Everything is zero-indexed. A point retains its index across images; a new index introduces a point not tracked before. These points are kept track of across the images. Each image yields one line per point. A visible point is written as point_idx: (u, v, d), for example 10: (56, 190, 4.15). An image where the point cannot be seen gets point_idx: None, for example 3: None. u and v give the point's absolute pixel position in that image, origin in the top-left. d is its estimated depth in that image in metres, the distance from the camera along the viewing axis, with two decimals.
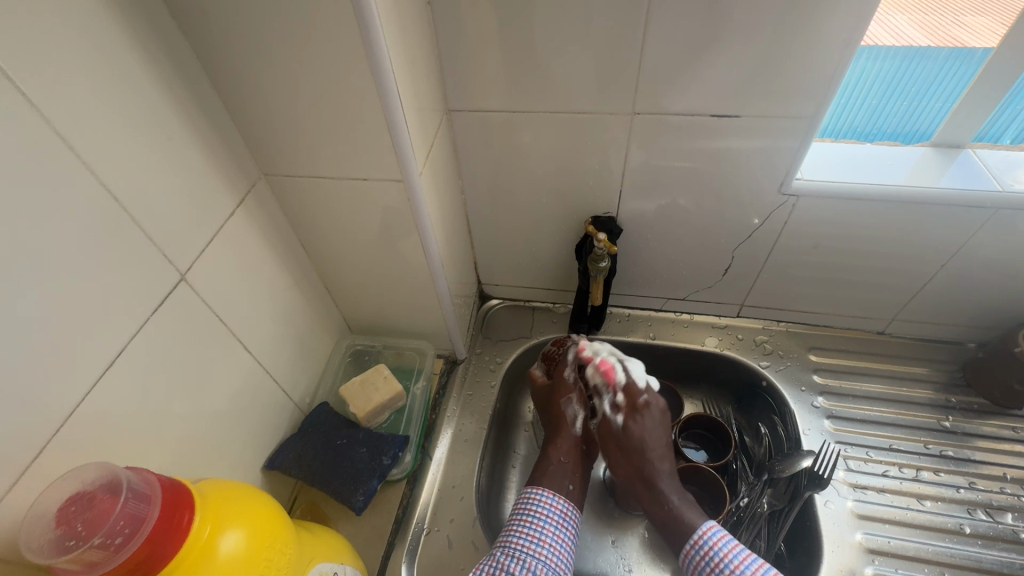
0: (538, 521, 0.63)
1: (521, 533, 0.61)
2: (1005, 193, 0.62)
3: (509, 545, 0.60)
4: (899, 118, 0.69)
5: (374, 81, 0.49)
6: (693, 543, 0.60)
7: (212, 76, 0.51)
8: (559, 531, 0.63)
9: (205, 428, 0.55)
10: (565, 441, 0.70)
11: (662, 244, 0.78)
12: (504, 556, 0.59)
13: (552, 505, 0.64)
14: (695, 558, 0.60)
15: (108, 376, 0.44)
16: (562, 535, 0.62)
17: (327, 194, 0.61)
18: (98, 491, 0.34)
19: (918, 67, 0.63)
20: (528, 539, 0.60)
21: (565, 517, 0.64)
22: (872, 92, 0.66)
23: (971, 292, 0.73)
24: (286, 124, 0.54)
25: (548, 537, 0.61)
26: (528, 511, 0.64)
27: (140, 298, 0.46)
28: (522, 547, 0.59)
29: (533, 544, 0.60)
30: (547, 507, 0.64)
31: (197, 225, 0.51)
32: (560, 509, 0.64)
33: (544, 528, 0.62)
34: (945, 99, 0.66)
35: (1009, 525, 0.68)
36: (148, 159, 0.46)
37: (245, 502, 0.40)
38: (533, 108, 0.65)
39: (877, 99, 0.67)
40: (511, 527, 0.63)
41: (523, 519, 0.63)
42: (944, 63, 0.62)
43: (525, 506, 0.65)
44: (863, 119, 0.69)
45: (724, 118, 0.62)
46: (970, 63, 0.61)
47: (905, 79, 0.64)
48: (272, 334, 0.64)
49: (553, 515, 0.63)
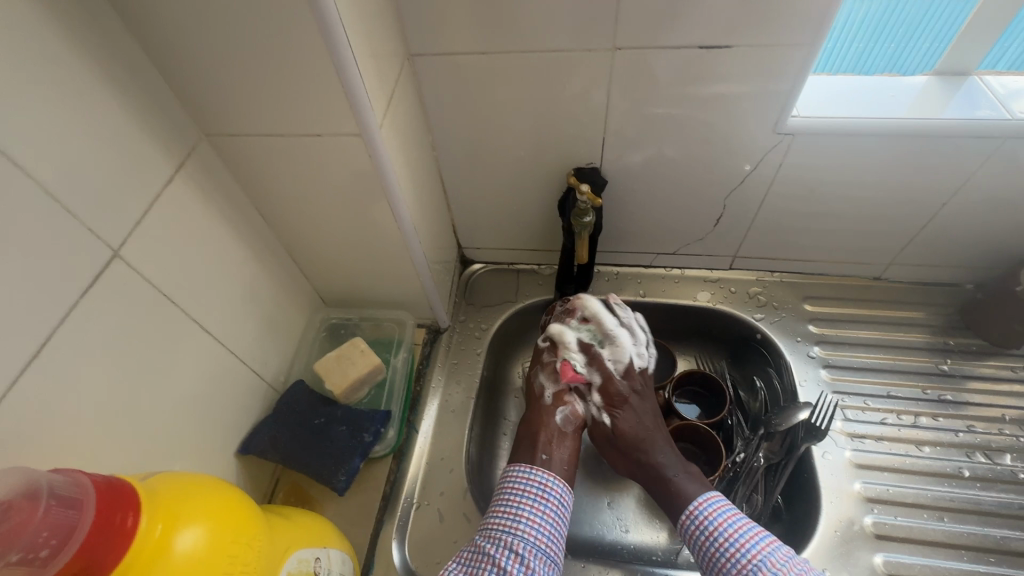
0: (516, 497, 0.60)
1: (499, 512, 0.59)
2: (1016, 121, 0.57)
3: (486, 527, 0.59)
4: (887, 61, 0.65)
5: (315, 16, 0.42)
6: (689, 513, 0.60)
7: (125, 19, 0.44)
8: (539, 504, 0.60)
9: (164, 417, 0.51)
10: (537, 416, 0.68)
11: (650, 197, 0.74)
12: (482, 539, 0.57)
13: (530, 479, 0.62)
14: (692, 530, 0.59)
15: (36, 370, 0.39)
16: (543, 507, 0.60)
17: (280, 155, 0.55)
18: (14, 499, 0.31)
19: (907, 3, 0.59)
20: (504, 517, 0.59)
21: (545, 489, 0.61)
22: (859, 35, 0.63)
23: (973, 231, 0.70)
24: (222, 76, 0.47)
25: (527, 512, 0.59)
26: (506, 490, 0.62)
27: (65, 280, 0.41)
28: (501, 527, 0.58)
29: (510, 522, 0.58)
30: (524, 482, 0.61)
31: (129, 196, 0.46)
32: (540, 481, 0.62)
33: (522, 502, 0.60)
34: (933, 38, 0.63)
35: (1008, 466, 0.67)
36: (56, 119, 0.39)
37: (202, 496, 0.38)
38: (504, 47, 0.58)
39: (864, 43, 0.63)
40: (491, 505, 0.61)
41: (502, 498, 0.61)
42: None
43: (504, 485, 0.63)
44: (850, 65, 0.65)
45: (715, 50, 0.56)
46: None
47: (895, 16, 0.60)
48: (234, 313, 0.59)
49: (530, 489, 0.61)
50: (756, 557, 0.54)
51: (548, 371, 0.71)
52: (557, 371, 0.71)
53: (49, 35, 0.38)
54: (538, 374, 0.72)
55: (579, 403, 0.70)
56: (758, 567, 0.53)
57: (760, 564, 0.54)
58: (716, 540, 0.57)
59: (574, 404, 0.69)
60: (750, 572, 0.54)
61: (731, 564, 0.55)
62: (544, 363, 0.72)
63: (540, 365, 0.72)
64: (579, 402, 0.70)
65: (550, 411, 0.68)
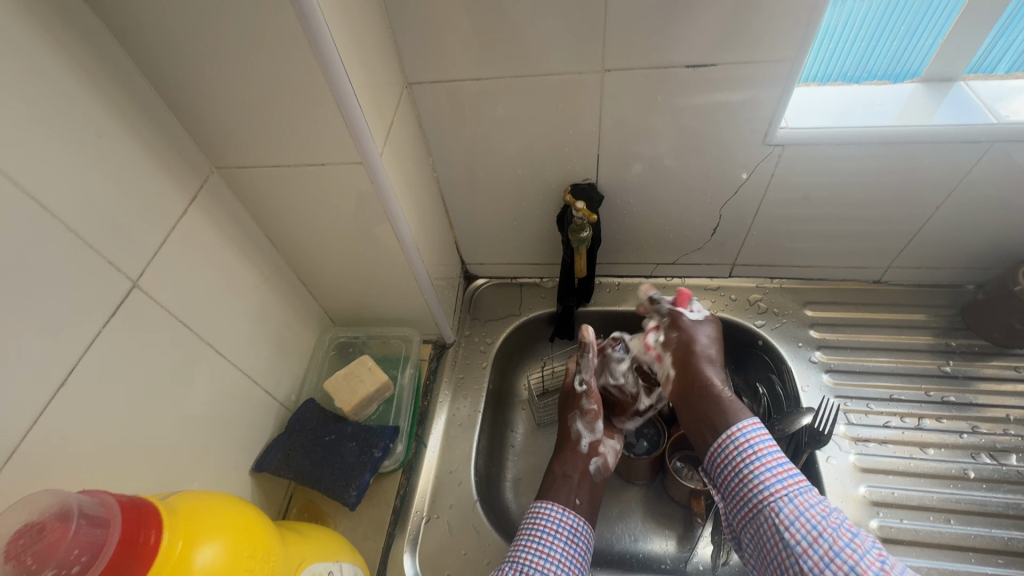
0: (547, 536, 0.61)
1: (528, 549, 0.60)
2: (1004, 125, 0.58)
3: (517, 560, 0.59)
4: (890, 58, 0.65)
5: (317, 59, 0.45)
6: (728, 436, 0.62)
7: (142, 66, 0.47)
8: (569, 547, 0.61)
9: (184, 438, 0.53)
10: (571, 458, 0.69)
11: (647, 210, 0.75)
12: (513, 572, 0.58)
13: (562, 521, 0.63)
14: (739, 443, 0.61)
15: (61, 396, 0.42)
16: (573, 551, 0.61)
17: (286, 184, 0.57)
18: (48, 520, 0.33)
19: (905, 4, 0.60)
20: (536, 555, 0.59)
21: (576, 532, 0.63)
22: (861, 35, 0.63)
23: (969, 232, 0.71)
24: (233, 116, 0.50)
25: (557, 553, 0.60)
26: (536, 526, 0.63)
27: (90, 308, 0.44)
28: (529, 562, 0.59)
29: (541, 559, 0.59)
30: (556, 522, 0.63)
31: (147, 228, 0.48)
32: (571, 524, 0.63)
33: (554, 544, 0.61)
34: (935, 34, 0.62)
35: (1014, 467, 0.67)
36: (77, 160, 0.42)
37: (219, 514, 0.40)
38: (497, 73, 0.61)
39: (866, 41, 0.63)
40: (519, 541, 0.62)
41: (529, 533, 0.62)
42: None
43: (532, 521, 0.64)
44: (853, 64, 0.66)
45: (700, 68, 0.58)
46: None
47: (894, 17, 0.61)
48: (247, 335, 0.62)
49: (563, 531, 0.62)
50: (801, 483, 0.57)
51: (588, 419, 0.72)
52: (595, 419, 0.71)
53: (71, 84, 0.41)
54: (577, 419, 0.72)
55: (612, 454, 0.71)
56: (802, 490, 0.56)
57: (805, 488, 0.56)
58: (764, 458, 0.59)
59: (607, 455, 0.70)
60: (793, 493, 0.56)
61: (773, 481, 0.57)
62: (584, 410, 0.72)
63: (579, 410, 0.72)
64: (613, 454, 0.71)
65: (584, 459, 0.69)
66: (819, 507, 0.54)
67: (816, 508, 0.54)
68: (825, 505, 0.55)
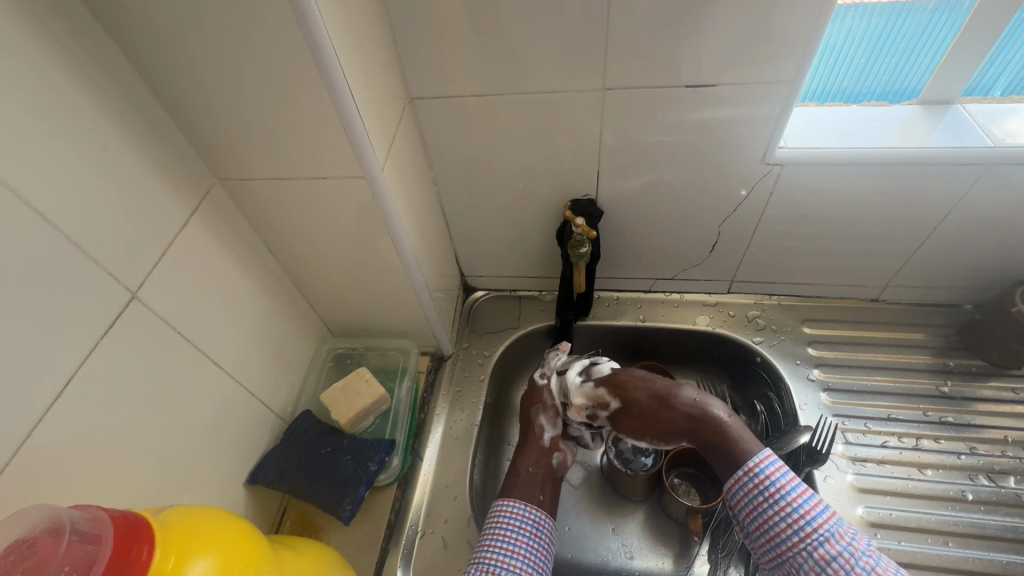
0: (510, 534, 0.60)
1: (491, 552, 0.58)
2: (1000, 148, 0.59)
3: (483, 561, 0.58)
4: (889, 76, 0.66)
5: (321, 76, 0.45)
6: (749, 471, 0.58)
7: (148, 78, 0.47)
8: (531, 541, 0.61)
9: (178, 449, 0.53)
10: (529, 453, 0.70)
11: (646, 226, 0.76)
12: None
13: (524, 516, 0.62)
14: (749, 488, 0.58)
15: (56, 407, 0.41)
16: (535, 546, 0.61)
17: (287, 197, 0.58)
18: (39, 536, 0.32)
19: (906, 22, 0.60)
20: (502, 554, 0.58)
21: (538, 526, 0.62)
22: (859, 53, 0.63)
23: (967, 252, 0.71)
24: (235, 128, 0.51)
25: (521, 549, 0.59)
26: (499, 524, 0.61)
27: (87, 319, 0.44)
28: (494, 562, 0.57)
29: (507, 559, 0.58)
30: (519, 518, 0.62)
31: (147, 240, 0.49)
32: (533, 518, 0.62)
33: (518, 540, 0.60)
34: (933, 54, 0.63)
35: (1012, 489, 0.67)
36: (78, 172, 0.42)
37: (212, 530, 0.40)
38: (499, 89, 0.61)
39: (866, 57, 0.64)
40: (483, 542, 0.60)
41: (491, 533, 0.61)
42: (932, 15, 0.59)
43: (495, 519, 0.62)
44: (852, 79, 0.66)
45: (700, 88, 0.58)
46: (957, 14, 0.59)
47: (894, 33, 0.61)
48: (244, 346, 0.62)
49: (525, 526, 0.61)
50: (821, 529, 0.53)
51: (551, 415, 0.72)
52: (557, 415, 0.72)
53: (74, 97, 0.41)
54: (541, 415, 0.72)
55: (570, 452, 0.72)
56: (822, 539, 0.53)
57: (827, 535, 0.53)
58: (777, 504, 0.56)
59: (566, 453, 0.71)
60: (813, 543, 0.53)
61: (791, 531, 0.54)
62: (546, 406, 0.73)
63: (540, 405, 0.73)
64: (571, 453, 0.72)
65: (547, 454, 0.70)
66: (843, 558, 0.51)
67: (838, 562, 0.51)
68: (851, 554, 0.51)
